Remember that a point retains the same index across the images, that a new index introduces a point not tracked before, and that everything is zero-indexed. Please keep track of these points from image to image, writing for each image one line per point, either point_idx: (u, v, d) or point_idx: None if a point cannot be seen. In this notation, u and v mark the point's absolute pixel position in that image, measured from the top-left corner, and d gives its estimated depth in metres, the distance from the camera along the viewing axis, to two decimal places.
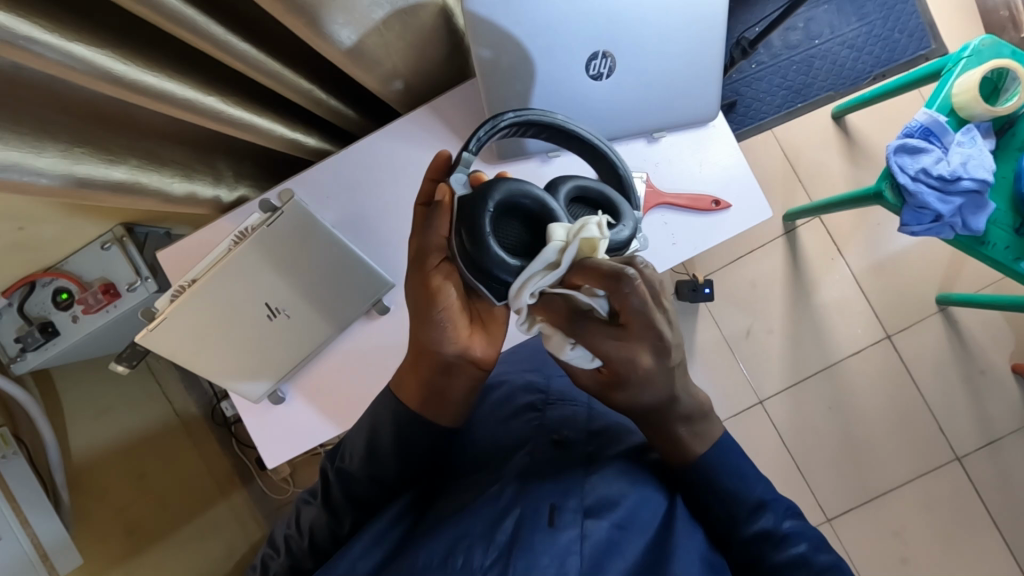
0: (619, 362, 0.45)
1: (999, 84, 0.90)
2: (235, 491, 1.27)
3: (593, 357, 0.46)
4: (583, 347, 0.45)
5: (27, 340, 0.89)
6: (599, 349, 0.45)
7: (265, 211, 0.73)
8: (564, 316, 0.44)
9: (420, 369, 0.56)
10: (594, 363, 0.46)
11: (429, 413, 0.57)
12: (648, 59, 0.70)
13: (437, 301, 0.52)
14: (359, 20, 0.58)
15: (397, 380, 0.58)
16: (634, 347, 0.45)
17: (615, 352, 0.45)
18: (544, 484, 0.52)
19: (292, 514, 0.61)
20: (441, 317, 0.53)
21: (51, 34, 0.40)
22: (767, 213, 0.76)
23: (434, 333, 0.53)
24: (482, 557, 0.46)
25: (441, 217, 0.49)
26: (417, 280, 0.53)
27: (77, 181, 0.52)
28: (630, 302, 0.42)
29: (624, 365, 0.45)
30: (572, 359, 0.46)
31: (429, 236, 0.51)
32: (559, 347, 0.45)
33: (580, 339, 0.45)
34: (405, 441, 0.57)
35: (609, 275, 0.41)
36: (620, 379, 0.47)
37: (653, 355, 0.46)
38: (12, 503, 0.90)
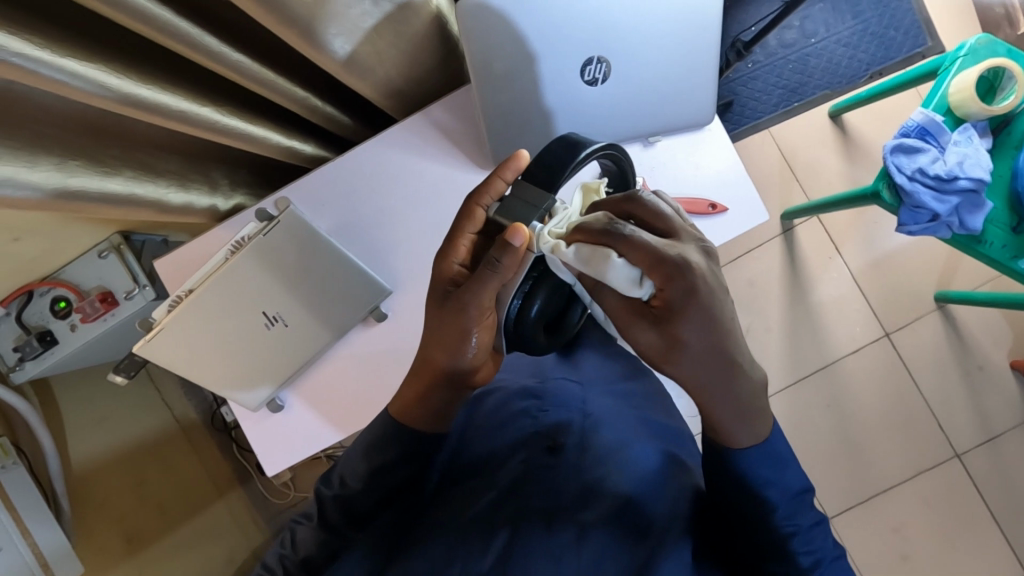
0: (670, 260, 0.40)
1: (995, 83, 0.90)
2: (231, 490, 1.25)
3: (639, 274, 0.41)
4: (630, 259, 0.41)
5: (25, 349, 0.89)
6: (647, 248, 0.40)
7: (261, 220, 0.73)
8: (598, 228, 0.42)
9: (435, 405, 0.55)
10: (646, 274, 0.40)
11: (429, 429, 0.55)
12: (643, 65, 0.71)
13: (465, 346, 0.51)
14: (353, 29, 0.58)
15: (399, 403, 0.56)
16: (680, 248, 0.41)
17: (664, 249, 0.40)
18: (534, 494, 0.54)
19: (284, 535, 0.59)
20: (468, 361, 0.53)
21: (43, 51, 0.40)
22: (763, 216, 0.76)
23: (458, 375, 0.53)
24: (480, 564, 0.49)
25: (511, 259, 0.46)
26: (458, 315, 0.49)
27: (71, 194, 0.52)
28: (661, 208, 0.45)
29: (682, 282, 0.40)
30: (616, 271, 0.40)
31: (485, 279, 0.48)
32: (604, 260, 0.40)
33: (625, 248, 0.41)
34: (405, 458, 0.55)
35: (624, 199, 0.46)
36: (671, 306, 0.40)
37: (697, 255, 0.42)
38: (12, 512, 0.90)
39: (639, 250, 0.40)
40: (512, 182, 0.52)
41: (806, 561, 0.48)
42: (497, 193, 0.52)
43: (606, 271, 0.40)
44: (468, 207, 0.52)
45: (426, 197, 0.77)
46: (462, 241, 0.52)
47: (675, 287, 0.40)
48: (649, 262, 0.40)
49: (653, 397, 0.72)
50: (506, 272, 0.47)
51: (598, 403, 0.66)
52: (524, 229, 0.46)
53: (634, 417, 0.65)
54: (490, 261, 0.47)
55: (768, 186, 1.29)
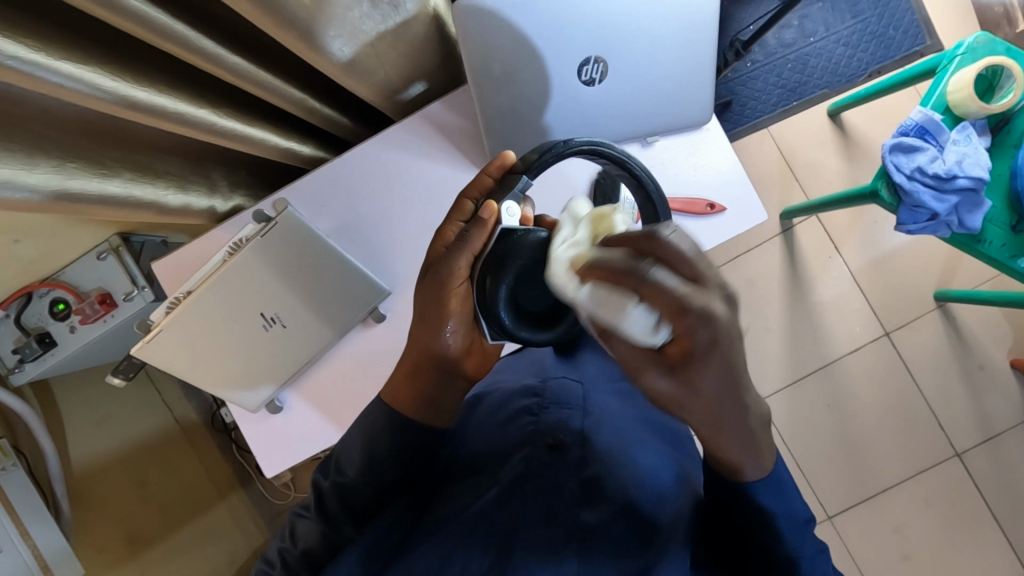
0: (694, 309, 0.33)
1: (994, 81, 0.90)
2: (233, 494, 1.24)
3: (658, 323, 0.34)
4: (646, 304, 0.34)
5: (24, 350, 0.89)
6: (669, 296, 0.33)
7: (259, 222, 0.73)
8: (616, 266, 0.35)
9: (426, 388, 0.56)
10: (664, 324, 0.34)
11: (417, 415, 0.55)
12: (641, 65, 0.71)
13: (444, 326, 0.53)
14: (352, 31, 0.58)
15: (391, 387, 0.57)
16: (706, 293, 0.34)
17: (688, 295, 0.33)
18: (534, 489, 0.54)
19: (286, 528, 0.59)
20: (451, 342, 0.55)
21: (39, 54, 0.39)
22: (761, 216, 0.76)
23: (444, 359, 0.55)
24: (479, 561, 0.49)
25: (478, 234, 0.48)
26: (435, 291, 0.51)
27: (69, 197, 0.52)
28: (687, 242, 0.34)
29: (709, 329, 0.33)
30: (632, 322, 0.34)
31: (457, 252, 0.50)
32: (617, 308, 0.34)
33: (643, 294, 0.34)
34: (403, 448, 0.55)
35: (644, 230, 0.35)
36: (692, 357, 0.34)
37: (726, 302, 0.34)
38: (12, 515, 0.90)
39: (659, 299, 0.33)
40: (499, 177, 0.52)
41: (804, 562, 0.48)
42: (486, 189, 0.53)
43: (620, 321, 0.34)
44: (459, 200, 0.53)
45: (424, 196, 0.77)
46: (450, 228, 0.53)
47: (697, 338, 0.34)
48: (669, 313, 0.33)
49: None
50: (474, 245, 0.49)
51: (599, 402, 0.66)
52: (494, 204, 0.47)
53: (633, 418, 0.65)
54: (463, 234, 0.49)
55: (768, 186, 1.29)
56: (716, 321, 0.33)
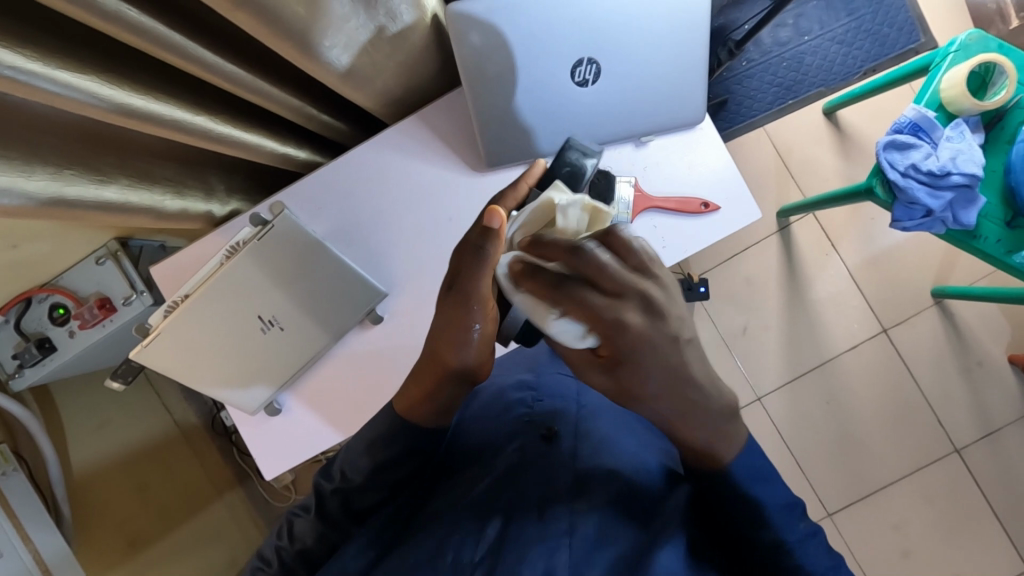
0: (608, 320, 0.37)
1: (986, 78, 0.90)
2: (232, 490, 1.22)
3: (583, 332, 0.38)
4: (571, 315, 0.38)
5: (23, 356, 0.90)
6: (584, 307, 0.37)
7: (256, 225, 0.74)
8: (545, 275, 0.39)
9: (439, 401, 0.54)
10: (586, 333, 0.38)
11: (422, 420, 0.55)
12: (635, 66, 0.71)
13: (467, 334, 0.50)
14: (350, 40, 0.59)
15: (402, 399, 0.55)
16: (623, 302, 0.37)
17: (602, 305, 0.37)
18: (528, 482, 0.54)
19: (282, 526, 0.59)
20: (474, 355, 0.52)
21: (36, 64, 0.40)
22: (756, 216, 0.76)
23: (466, 371, 0.53)
24: (472, 552, 0.49)
25: (496, 245, 0.47)
26: (452, 301, 0.49)
27: (65, 203, 0.52)
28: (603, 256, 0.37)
29: (629, 336, 0.37)
30: (558, 333, 0.39)
31: (473, 266, 0.48)
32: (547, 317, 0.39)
33: (563, 306, 0.38)
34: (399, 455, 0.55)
35: (571, 246, 0.38)
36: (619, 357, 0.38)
37: (643, 314, 0.37)
38: (13, 520, 0.91)
39: (578, 309, 0.37)
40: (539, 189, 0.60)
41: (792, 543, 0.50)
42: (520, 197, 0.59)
43: (546, 327, 0.39)
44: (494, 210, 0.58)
45: (420, 197, 0.77)
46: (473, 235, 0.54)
47: (619, 343, 0.37)
48: (594, 326, 0.37)
49: None
50: (494, 260, 0.47)
51: (593, 400, 0.67)
52: (499, 212, 0.47)
53: (627, 414, 0.66)
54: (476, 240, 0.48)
55: (765, 185, 1.29)
56: (631, 330, 0.37)
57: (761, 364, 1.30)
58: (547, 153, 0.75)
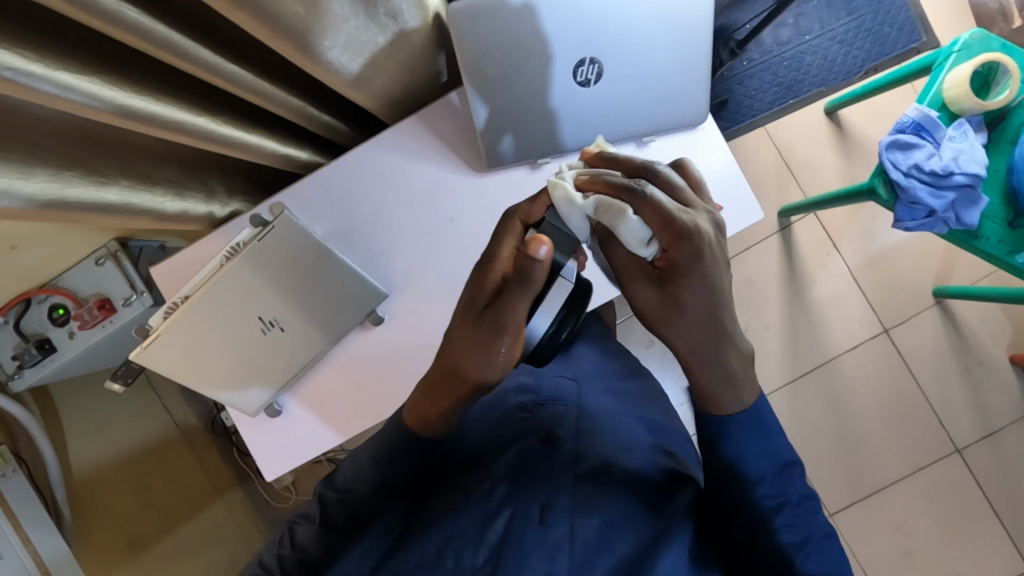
0: (682, 225, 0.42)
1: (989, 77, 0.90)
2: (229, 490, 1.22)
3: (650, 237, 0.43)
4: (645, 218, 0.43)
5: (23, 357, 0.89)
6: (659, 208, 0.42)
7: (256, 226, 0.73)
8: (620, 183, 0.44)
9: (451, 412, 0.54)
10: (652, 235, 0.43)
11: (427, 430, 0.55)
12: (637, 66, 0.71)
13: (498, 353, 0.48)
14: (350, 40, 0.58)
15: (412, 411, 0.55)
16: (691, 214, 0.43)
17: (676, 212, 0.42)
18: (529, 483, 0.54)
19: (283, 534, 0.59)
20: (498, 371, 0.50)
21: (36, 65, 0.39)
22: (757, 216, 0.76)
23: (489, 384, 0.51)
24: (473, 557, 0.49)
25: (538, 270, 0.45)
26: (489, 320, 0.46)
27: (65, 205, 0.52)
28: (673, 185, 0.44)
29: (691, 244, 0.42)
30: (627, 231, 0.43)
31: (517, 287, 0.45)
32: (619, 214, 0.43)
33: (640, 207, 0.43)
34: (399, 462, 0.56)
35: (646, 164, 0.46)
36: (676, 265, 0.43)
37: (709, 226, 0.44)
38: (13, 521, 0.91)
39: (653, 208, 0.42)
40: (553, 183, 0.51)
41: (793, 543, 0.50)
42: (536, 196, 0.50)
43: (620, 227, 0.43)
44: (506, 220, 0.49)
45: (420, 199, 0.77)
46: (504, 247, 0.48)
47: (682, 251, 0.43)
48: (661, 222, 0.43)
49: (649, 397, 0.74)
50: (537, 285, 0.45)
51: (593, 402, 0.67)
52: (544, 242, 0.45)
53: (628, 416, 0.66)
54: (527, 267, 0.45)
55: (766, 185, 1.29)
56: (699, 236, 0.43)
57: (762, 364, 1.30)
58: (547, 154, 0.75)
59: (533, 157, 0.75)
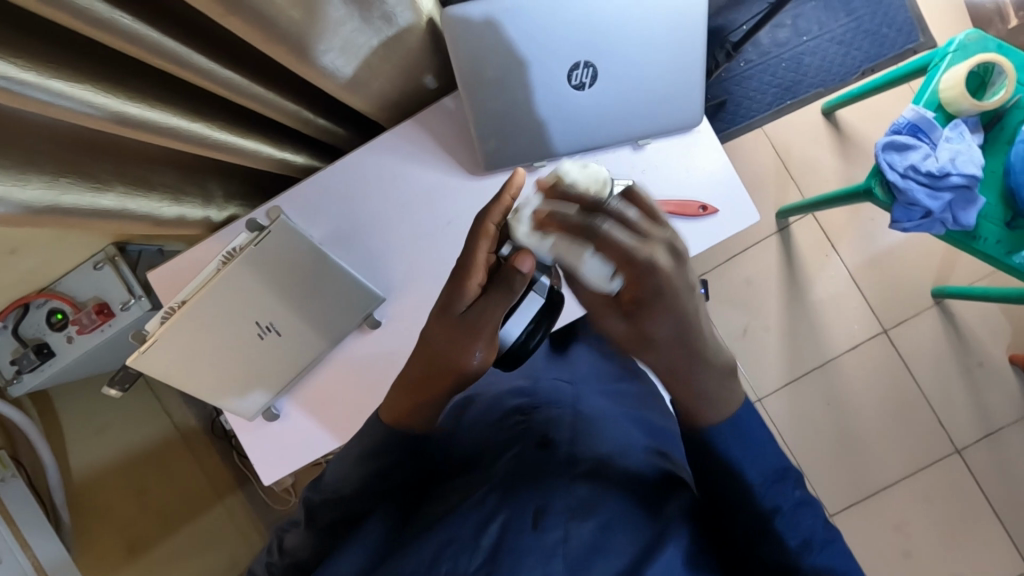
0: (641, 261, 0.44)
1: (986, 78, 0.90)
2: (229, 493, 1.23)
3: (611, 273, 0.46)
4: (602, 256, 0.46)
5: (22, 361, 0.89)
6: (617, 248, 0.44)
7: (253, 230, 0.73)
8: (575, 223, 0.46)
9: (434, 406, 0.55)
10: (613, 274, 0.46)
11: (406, 426, 0.56)
12: (632, 69, 0.71)
13: (472, 356, 0.52)
14: (346, 44, 0.59)
15: (390, 409, 0.56)
16: (650, 246, 0.45)
17: (634, 248, 0.44)
18: (527, 486, 0.54)
19: (272, 541, 0.61)
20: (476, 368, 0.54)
21: (29, 73, 0.40)
22: (755, 218, 0.76)
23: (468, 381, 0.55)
24: (468, 563, 0.48)
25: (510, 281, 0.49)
26: (465, 327, 0.51)
27: (61, 211, 0.52)
28: (628, 213, 0.46)
29: (656, 278, 0.45)
30: (588, 271, 0.47)
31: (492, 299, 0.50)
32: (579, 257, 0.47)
33: (597, 246, 0.46)
34: (387, 465, 0.56)
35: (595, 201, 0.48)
36: (640, 299, 0.46)
37: (669, 255, 0.45)
38: (12, 527, 0.91)
39: (609, 248, 0.45)
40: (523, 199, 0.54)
41: (790, 545, 0.50)
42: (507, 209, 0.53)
43: (581, 267, 0.47)
44: (481, 225, 0.52)
45: (415, 202, 0.77)
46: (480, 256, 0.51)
47: (646, 284, 0.45)
48: (619, 261, 0.45)
49: (645, 398, 0.74)
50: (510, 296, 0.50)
51: (589, 405, 0.67)
52: (530, 258, 0.50)
53: (624, 418, 0.66)
54: (512, 279, 0.50)
55: (764, 186, 1.29)
56: (660, 271, 0.44)
57: (761, 365, 1.30)
58: (543, 156, 0.75)
59: (529, 160, 0.75)
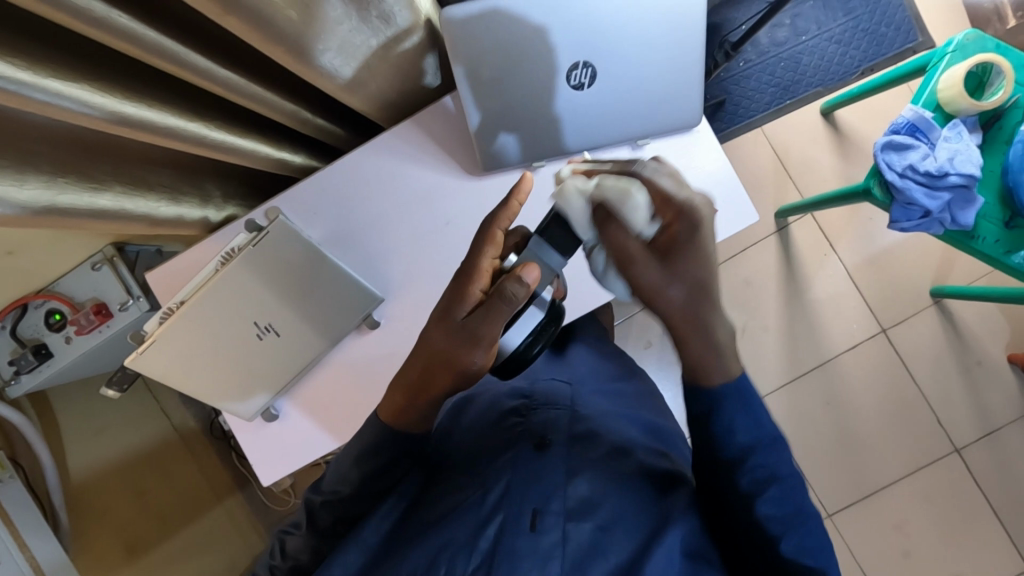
0: (680, 200, 0.46)
1: (984, 78, 0.90)
2: (229, 495, 1.22)
3: (651, 216, 0.47)
4: (647, 196, 0.47)
5: (21, 362, 0.89)
6: (658, 187, 0.47)
7: (251, 231, 0.73)
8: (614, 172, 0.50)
9: (426, 410, 0.54)
10: (654, 215, 0.47)
11: (400, 425, 0.55)
12: (631, 69, 0.71)
13: (472, 362, 0.50)
14: (344, 44, 0.59)
15: (390, 407, 0.55)
16: (688, 191, 0.47)
17: (675, 189, 0.47)
18: (525, 486, 0.54)
19: (273, 545, 0.60)
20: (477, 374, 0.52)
21: (26, 72, 0.40)
22: (754, 218, 0.76)
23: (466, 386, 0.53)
24: (465, 565, 0.49)
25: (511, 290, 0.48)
26: (466, 332, 0.49)
27: (59, 212, 0.52)
28: (663, 181, 0.47)
29: (689, 216, 0.46)
30: (636, 207, 0.47)
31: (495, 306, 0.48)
32: (628, 193, 0.46)
33: (642, 186, 0.47)
34: (384, 466, 0.56)
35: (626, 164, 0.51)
36: (676, 241, 0.47)
37: (704, 202, 0.47)
38: (11, 527, 0.91)
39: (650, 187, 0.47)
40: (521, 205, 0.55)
41: (789, 544, 0.50)
42: (512, 215, 0.54)
43: (626, 202, 0.47)
44: (488, 231, 0.53)
45: (413, 201, 0.77)
46: (485, 261, 0.52)
47: (681, 226, 0.47)
48: (662, 201, 0.47)
49: (642, 396, 0.74)
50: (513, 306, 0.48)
51: (588, 404, 0.67)
52: (536, 269, 0.49)
53: (623, 417, 0.66)
54: (511, 288, 0.48)
55: (763, 186, 1.29)
56: (697, 210, 0.46)
57: (760, 365, 1.30)
58: (542, 157, 0.75)
59: (528, 161, 0.75)
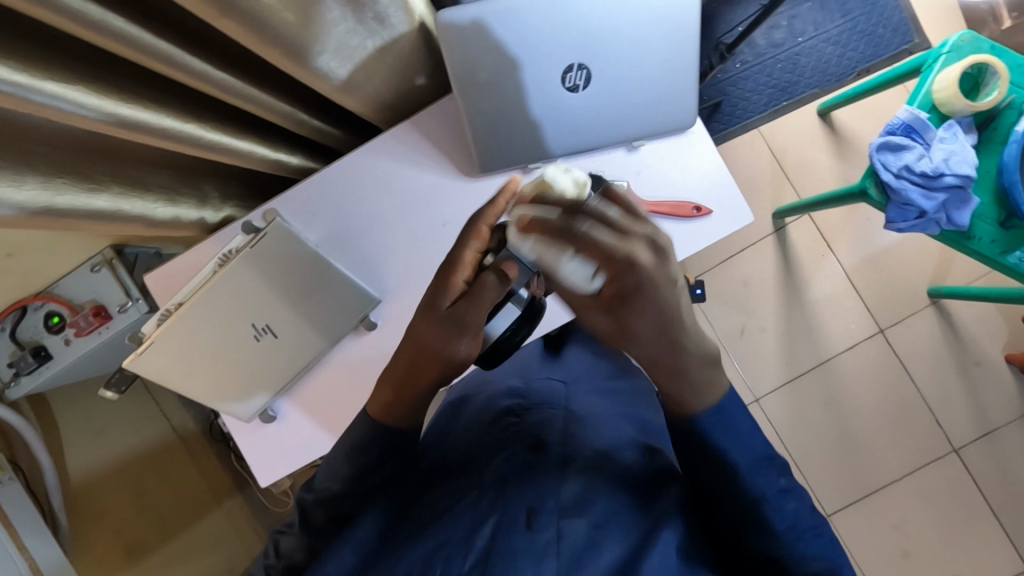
0: (621, 258, 0.42)
1: (979, 79, 0.91)
2: (229, 498, 1.20)
3: (593, 273, 0.44)
4: (584, 257, 0.43)
5: (20, 364, 0.90)
6: (598, 246, 0.43)
7: (248, 233, 0.74)
8: (554, 224, 0.44)
9: (417, 402, 0.55)
10: (596, 273, 0.44)
11: (390, 419, 0.55)
12: (626, 71, 0.71)
13: (459, 351, 0.52)
14: (339, 46, 0.59)
15: (380, 404, 0.55)
16: (631, 243, 0.43)
17: (615, 246, 0.43)
18: (519, 484, 0.54)
19: (268, 546, 0.60)
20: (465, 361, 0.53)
21: (22, 75, 0.40)
22: (749, 219, 0.77)
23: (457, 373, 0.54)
24: (461, 564, 0.50)
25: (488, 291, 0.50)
26: (447, 324, 0.51)
27: (56, 213, 0.53)
28: (610, 211, 0.45)
29: (637, 273, 0.43)
30: (570, 271, 0.44)
31: (478, 297, 0.50)
32: (559, 259, 0.43)
33: (577, 247, 0.43)
34: (376, 464, 0.55)
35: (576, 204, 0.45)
36: (623, 295, 0.44)
37: (651, 252, 0.44)
38: (10, 528, 0.91)
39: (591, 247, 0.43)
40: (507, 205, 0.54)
41: (782, 542, 0.50)
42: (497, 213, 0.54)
43: (559, 269, 0.44)
44: (474, 226, 0.53)
45: (411, 202, 0.78)
46: (468, 254, 0.52)
47: (626, 280, 0.43)
48: (603, 261, 0.43)
49: (640, 393, 0.74)
50: (492, 297, 0.50)
51: (582, 403, 0.68)
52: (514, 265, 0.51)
53: (619, 416, 0.66)
54: (490, 278, 0.50)
55: (760, 187, 1.30)
56: (641, 267, 0.43)
57: (758, 365, 1.30)
58: (538, 158, 0.76)
59: (523, 162, 0.76)
